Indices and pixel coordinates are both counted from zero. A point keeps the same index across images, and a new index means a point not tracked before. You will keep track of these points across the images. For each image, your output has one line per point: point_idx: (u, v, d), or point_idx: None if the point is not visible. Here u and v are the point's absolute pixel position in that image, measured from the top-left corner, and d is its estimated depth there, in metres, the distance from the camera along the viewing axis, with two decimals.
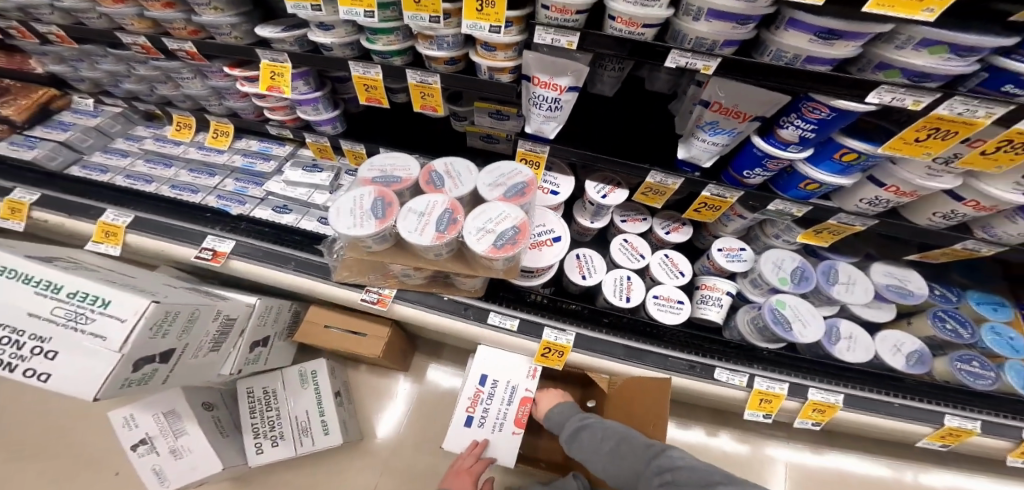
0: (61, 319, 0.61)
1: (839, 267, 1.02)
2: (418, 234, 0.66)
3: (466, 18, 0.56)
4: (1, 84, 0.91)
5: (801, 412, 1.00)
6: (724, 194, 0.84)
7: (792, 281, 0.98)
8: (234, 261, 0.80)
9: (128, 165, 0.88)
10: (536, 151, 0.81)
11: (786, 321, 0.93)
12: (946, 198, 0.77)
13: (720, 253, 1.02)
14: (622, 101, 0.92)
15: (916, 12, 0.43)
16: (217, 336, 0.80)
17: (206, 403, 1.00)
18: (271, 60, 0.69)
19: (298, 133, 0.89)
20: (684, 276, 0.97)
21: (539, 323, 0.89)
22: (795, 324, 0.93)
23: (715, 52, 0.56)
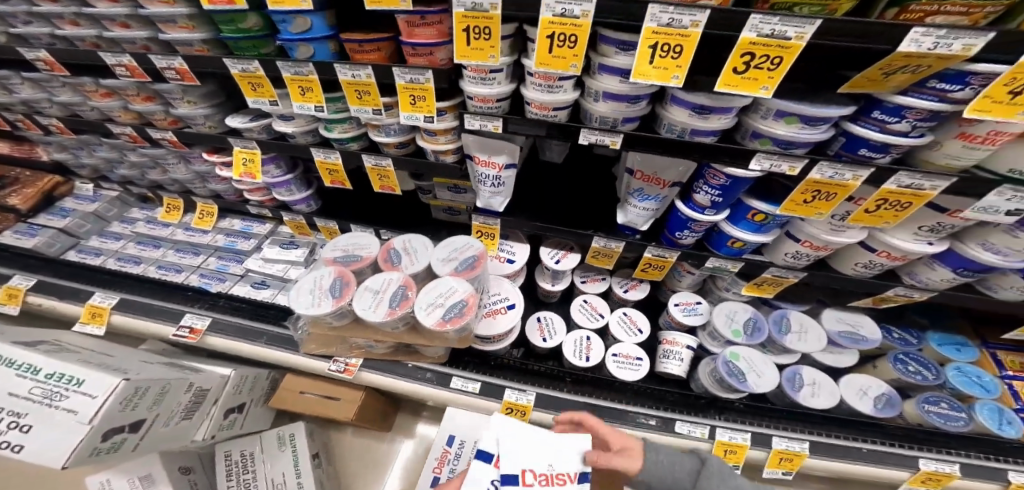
0: (38, 398, 0.67)
1: (790, 316, 1.08)
2: (371, 310, 0.73)
3: (402, 110, 0.65)
4: (11, 172, 1.02)
5: (769, 462, 0.98)
6: (664, 255, 0.90)
7: (744, 332, 1.03)
8: (210, 337, 0.86)
9: (120, 247, 0.97)
10: (490, 223, 0.89)
11: (740, 373, 0.97)
12: (862, 249, 0.85)
13: (677, 307, 1.08)
14: (570, 166, 1.02)
15: (755, 90, 0.53)
16: (189, 408, 0.85)
17: (183, 468, 1.01)
18: (242, 147, 0.79)
19: (276, 212, 0.98)
20: (642, 333, 1.01)
21: (500, 386, 0.94)
22: (748, 375, 0.97)
23: (618, 127, 0.67)
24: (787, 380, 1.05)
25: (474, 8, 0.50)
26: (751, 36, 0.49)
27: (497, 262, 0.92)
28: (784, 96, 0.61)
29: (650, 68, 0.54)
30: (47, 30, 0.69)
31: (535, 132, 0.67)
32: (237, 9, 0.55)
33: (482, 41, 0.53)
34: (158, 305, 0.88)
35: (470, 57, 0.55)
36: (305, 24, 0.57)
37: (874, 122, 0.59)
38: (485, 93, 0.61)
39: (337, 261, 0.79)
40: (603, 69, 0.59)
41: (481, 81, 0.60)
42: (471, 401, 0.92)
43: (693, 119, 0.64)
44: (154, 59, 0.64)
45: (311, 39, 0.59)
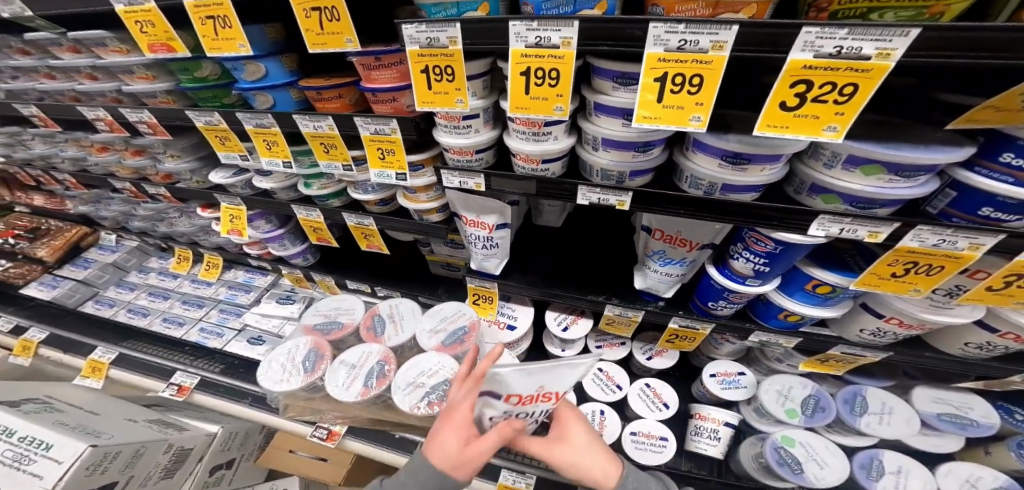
0: (7, 461, 0.67)
1: (865, 392, 0.85)
2: (342, 390, 0.65)
3: (372, 167, 0.57)
4: (45, 224, 1.08)
5: None
6: (695, 325, 0.74)
7: (804, 413, 0.81)
8: (196, 395, 0.82)
9: (133, 297, 0.96)
10: (487, 285, 0.78)
11: (794, 463, 0.77)
12: (976, 328, 0.64)
13: (713, 378, 0.87)
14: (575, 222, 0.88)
15: (816, 132, 0.37)
16: (170, 469, 0.81)
17: None
18: (230, 203, 0.77)
19: (275, 264, 0.93)
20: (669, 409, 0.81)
21: (495, 464, 0.80)
22: (806, 465, 0.76)
23: (625, 183, 0.53)
24: (859, 467, 0.80)
25: (430, 45, 0.41)
26: (805, 58, 0.33)
27: (496, 329, 0.80)
28: (856, 135, 0.43)
29: (657, 106, 0.39)
30: (33, 86, 0.72)
31: (523, 188, 0.56)
32: (181, 57, 0.51)
33: (447, 82, 0.44)
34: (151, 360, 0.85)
35: (436, 103, 0.46)
36: (259, 71, 0.51)
37: (1008, 170, 0.40)
38: (460, 143, 0.51)
39: (317, 330, 0.73)
40: (597, 109, 0.46)
41: (454, 130, 0.51)
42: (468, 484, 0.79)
43: (723, 173, 0.47)
44: (126, 113, 0.65)
45: (270, 87, 0.52)
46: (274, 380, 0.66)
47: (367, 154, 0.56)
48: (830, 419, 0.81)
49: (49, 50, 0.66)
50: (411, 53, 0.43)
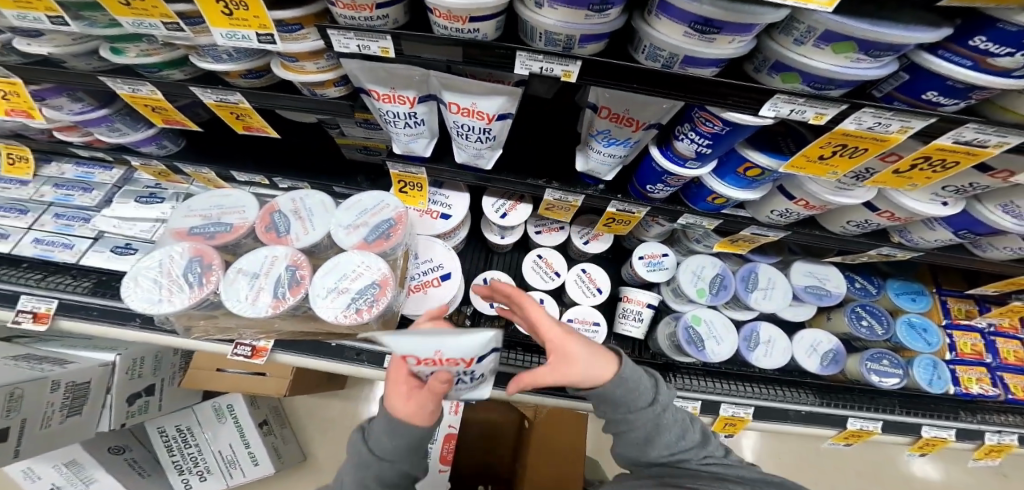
0: None
1: (863, 310, 1.04)
2: (489, 307, 1.01)
3: (788, 165, 0.66)
4: None
5: (835, 436, 1.02)
6: (895, 252, 0.95)
7: (825, 361, 1.02)
8: (59, 319, 0.93)
9: (35, 193, 1.06)
10: (630, 211, 0.88)
11: (824, 359, 1.02)
12: None
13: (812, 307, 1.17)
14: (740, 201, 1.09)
15: (913, 182, 0.66)
16: (69, 408, 0.98)
17: (111, 448, 1.39)
18: (403, 171, 0.86)
19: (109, 153, 0.96)
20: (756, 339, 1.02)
21: None
22: (826, 360, 1.02)
23: (872, 220, 0.82)
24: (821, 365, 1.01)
25: (874, 128, 0.57)
26: (945, 141, 0.57)
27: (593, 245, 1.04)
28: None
29: (958, 158, 0.60)
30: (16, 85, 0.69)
31: (855, 197, 0.73)
32: (405, 108, 0.70)
33: (935, 171, 0.64)
34: (321, 344, 0.96)
35: (809, 167, 0.67)
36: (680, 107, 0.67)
37: None
38: (843, 194, 0.73)
39: (441, 282, 0.89)
40: (909, 71, 0.52)
41: (843, 184, 0.72)
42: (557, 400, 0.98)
43: (838, 187, 0.73)
44: (374, 102, 0.71)
45: (652, 126, 0.71)
46: (152, 302, 0.71)
47: (795, 157, 0.65)
48: (837, 370, 1.02)
49: (155, 79, 0.69)
50: (840, 129, 0.59)
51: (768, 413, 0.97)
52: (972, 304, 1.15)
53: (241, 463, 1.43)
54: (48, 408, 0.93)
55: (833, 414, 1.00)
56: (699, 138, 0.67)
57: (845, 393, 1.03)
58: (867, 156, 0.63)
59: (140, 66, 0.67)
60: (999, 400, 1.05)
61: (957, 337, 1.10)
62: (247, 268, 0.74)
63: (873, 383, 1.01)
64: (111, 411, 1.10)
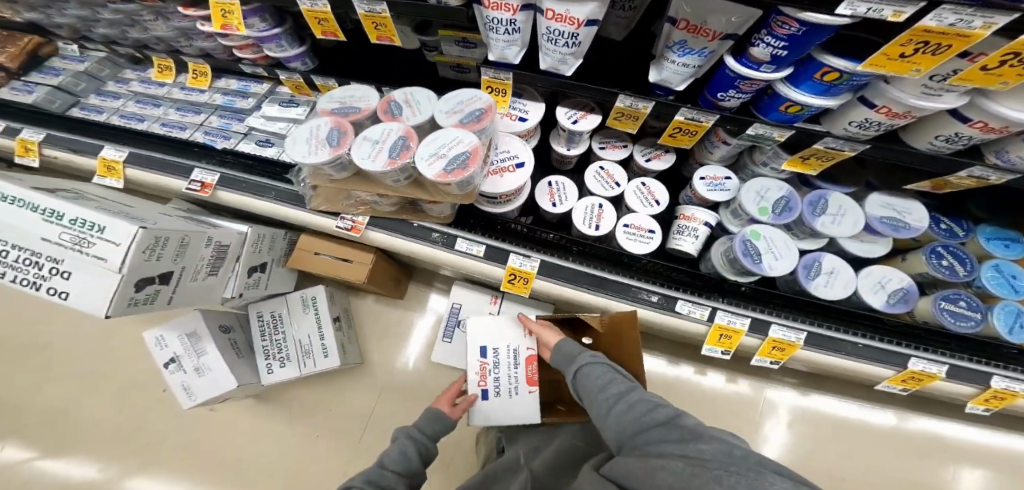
0: (66, 243, 0.99)
1: (943, 251, 1.00)
2: (551, 206, 1.04)
3: (864, 66, 0.66)
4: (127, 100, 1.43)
5: (892, 377, 1.00)
6: (987, 176, 0.87)
7: (890, 298, 1.01)
8: (219, 191, 1.18)
9: (209, 99, 1.34)
10: (696, 120, 0.93)
11: (890, 296, 1.00)
12: None
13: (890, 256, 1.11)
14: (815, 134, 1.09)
15: (1004, 81, 0.62)
16: (213, 266, 1.16)
17: (222, 327, 1.33)
18: (493, 77, 1.00)
19: (272, 68, 1.22)
20: (821, 267, 1.02)
21: (675, 298, 1.00)
22: (890, 295, 1.01)
23: (960, 132, 0.78)
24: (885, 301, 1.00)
25: (954, 24, 0.54)
26: None
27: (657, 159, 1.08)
28: None
29: None
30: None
31: (942, 104, 0.70)
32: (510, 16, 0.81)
33: None
34: (407, 224, 1.07)
35: (889, 67, 0.65)
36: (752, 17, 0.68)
37: None
38: (928, 102, 0.70)
39: (515, 169, 1.00)
40: None
41: (929, 91, 0.69)
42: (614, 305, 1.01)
43: (926, 93, 0.70)
44: (485, 14, 0.82)
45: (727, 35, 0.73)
46: (304, 154, 0.91)
47: (871, 58, 0.64)
48: (906, 310, 1.00)
49: None
50: (919, 27, 0.56)
51: (823, 342, 0.98)
52: None
53: (314, 355, 1.34)
54: (200, 262, 1.12)
55: (893, 352, 0.98)
56: (775, 42, 0.70)
57: (909, 335, 1.01)
58: (951, 54, 0.59)
59: None
60: None
61: None
62: (370, 136, 0.92)
63: (948, 329, 0.96)
64: (237, 277, 1.21)
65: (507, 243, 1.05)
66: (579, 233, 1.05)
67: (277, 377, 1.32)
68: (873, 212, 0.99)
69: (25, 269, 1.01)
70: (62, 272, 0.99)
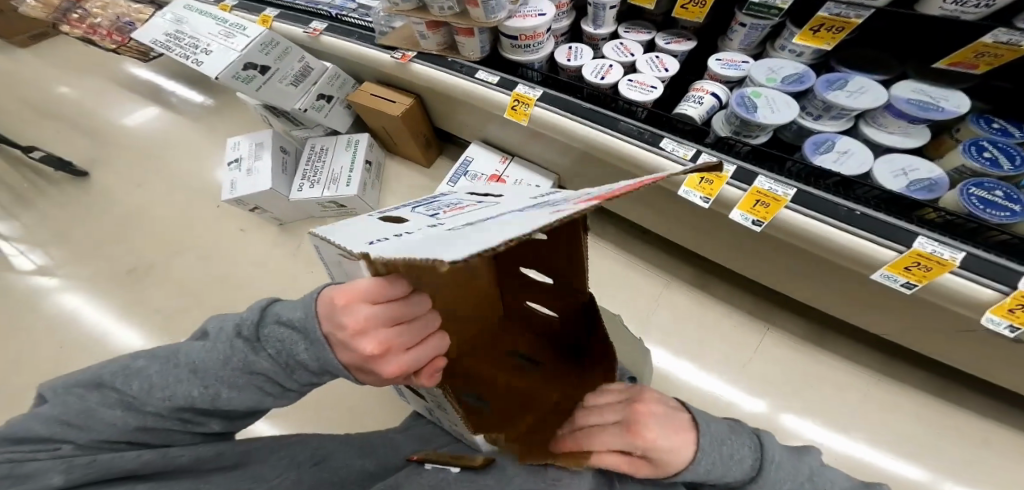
0: (219, 34, 1.32)
1: (988, 143, 0.87)
2: (567, 61, 1.20)
3: None
4: None
5: (893, 264, 0.86)
6: (1013, 43, 0.76)
7: (911, 184, 0.90)
8: (323, 35, 1.50)
9: None
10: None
11: (914, 183, 0.90)
12: None
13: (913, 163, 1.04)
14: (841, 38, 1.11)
15: None
16: (297, 79, 1.43)
17: (282, 148, 1.56)
18: None
19: None
20: (829, 146, 0.97)
21: (661, 136, 1.06)
22: (913, 182, 0.90)
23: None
24: (907, 186, 0.90)
25: None
26: None
27: (675, 44, 1.18)
28: None
29: None
30: None
31: None
32: None
33: None
34: (446, 60, 1.30)
35: None
36: None
37: None
38: None
39: (537, 16, 1.12)
40: None
41: None
42: (599, 135, 1.10)
43: None
44: None
45: None
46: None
47: None
48: (928, 199, 0.88)
49: None
50: None
51: (806, 200, 0.91)
52: None
53: (339, 183, 1.50)
54: (288, 73, 1.41)
55: (893, 227, 0.87)
56: None
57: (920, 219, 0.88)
58: None
59: None
60: None
61: None
62: None
63: (976, 217, 0.82)
64: (306, 96, 1.47)
65: (521, 80, 1.24)
66: (584, 83, 1.18)
67: (304, 193, 1.48)
68: (900, 93, 0.92)
69: (185, 49, 1.29)
70: (206, 51, 1.27)
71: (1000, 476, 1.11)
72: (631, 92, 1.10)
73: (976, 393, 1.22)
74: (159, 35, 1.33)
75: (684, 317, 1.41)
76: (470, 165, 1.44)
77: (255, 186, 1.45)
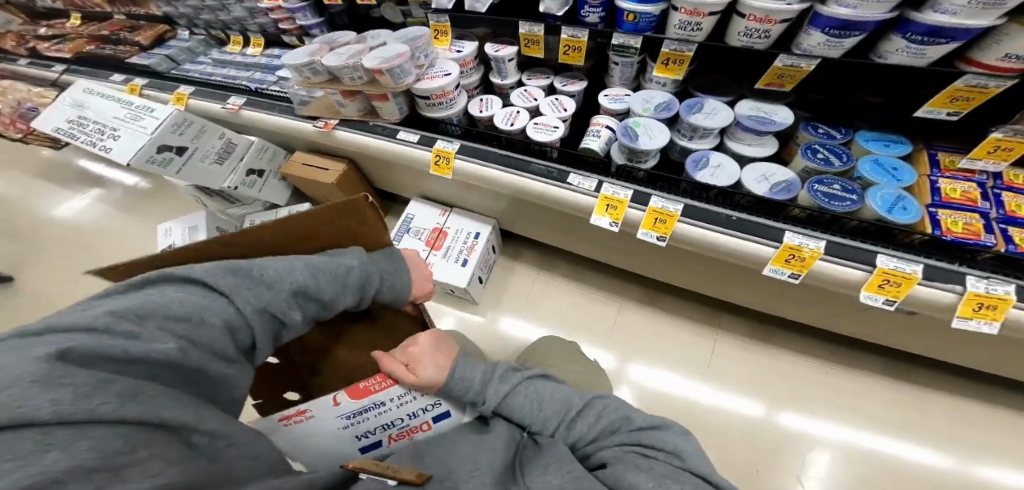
0: (126, 117, 1.27)
1: (817, 148, 1.12)
2: (480, 112, 1.30)
3: None
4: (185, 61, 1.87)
5: (776, 258, 1.02)
6: (797, 65, 1.03)
7: (774, 186, 1.08)
8: (244, 111, 1.51)
9: (237, 59, 1.73)
10: (577, 36, 1.18)
11: (773, 184, 1.08)
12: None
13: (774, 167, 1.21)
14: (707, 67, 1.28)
15: None
16: (218, 157, 1.45)
17: (218, 228, 1.57)
18: (438, 21, 1.32)
19: (300, 39, 1.63)
20: (704, 160, 1.14)
21: (569, 172, 1.17)
22: (772, 183, 1.08)
23: (750, 30, 1.02)
24: (769, 187, 1.07)
25: None
26: None
27: (571, 86, 1.32)
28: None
29: None
30: None
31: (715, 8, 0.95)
32: None
33: None
34: (369, 124, 1.38)
35: None
36: None
37: None
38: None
39: (443, 76, 1.22)
40: None
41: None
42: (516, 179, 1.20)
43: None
44: None
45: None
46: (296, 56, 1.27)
47: None
48: (789, 198, 1.06)
49: None
50: None
51: (697, 214, 1.05)
52: (970, 187, 1.06)
53: None
54: (210, 152, 1.42)
55: (768, 226, 1.04)
56: None
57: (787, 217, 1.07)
58: None
59: None
60: (997, 250, 0.97)
61: (942, 214, 1.02)
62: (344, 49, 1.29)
63: (825, 209, 1.02)
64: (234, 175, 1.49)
65: (440, 136, 1.33)
66: (497, 132, 1.29)
67: None
68: (743, 112, 1.14)
69: (91, 135, 1.23)
70: (116, 136, 1.22)
71: (904, 422, 1.27)
72: (536, 133, 1.22)
73: (876, 355, 1.39)
74: (59, 122, 1.25)
75: (628, 331, 1.51)
76: (410, 219, 1.51)
77: None
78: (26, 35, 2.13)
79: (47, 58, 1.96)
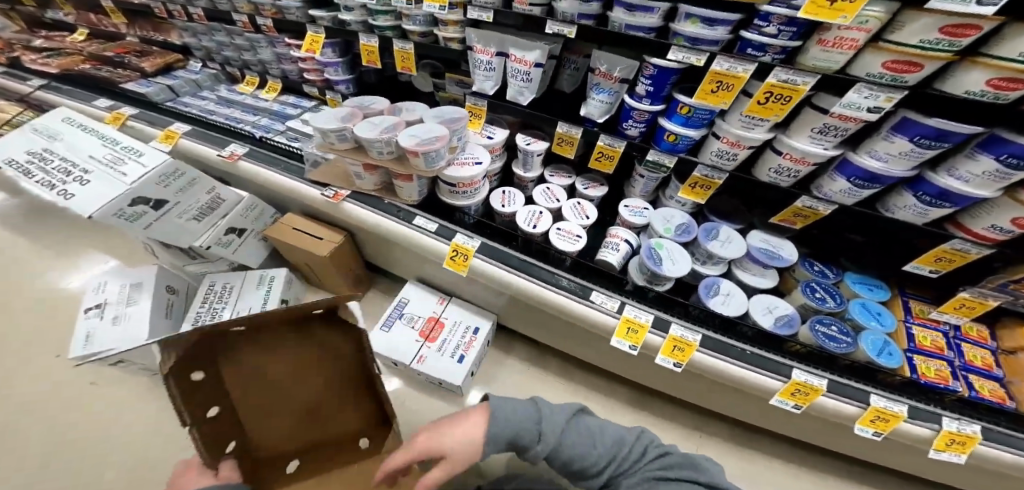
0: (104, 161, 1.09)
1: (816, 285, 1.19)
2: (501, 207, 1.26)
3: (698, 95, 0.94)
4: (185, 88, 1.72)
5: (784, 390, 1.06)
6: (816, 207, 1.05)
7: (779, 320, 1.14)
8: (239, 161, 1.35)
9: (244, 98, 1.61)
10: (614, 148, 1.18)
11: (778, 318, 1.14)
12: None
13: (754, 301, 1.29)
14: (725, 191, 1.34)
15: (770, 116, 0.90)
16: (199, 214, 1.29)
17: (168, 287, 1.40)
18: (475, 103, 1.27)
19: (321, 90, 1.54)
20: (718, 288, 1.18)
21: (588, 287, 1.17)
22: (779, 317, 1.14)
23: (778, 165, 1.02)
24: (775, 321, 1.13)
25: (729, 69, 0.86)
26: (773, 80, 0.83)
27: (594, 191, 1.33)
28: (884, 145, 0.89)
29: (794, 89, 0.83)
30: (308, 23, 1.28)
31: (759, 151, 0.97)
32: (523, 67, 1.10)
33: (781, 103, 0.86)
34: (380, 202, 1.28)
35: (709, 99, 0.93)
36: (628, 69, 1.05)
37: (931, 144, 0.81)
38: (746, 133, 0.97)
39: (474, 166, 1.18)
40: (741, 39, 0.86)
41: (748, 126, 0.96)
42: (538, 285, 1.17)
43: (745, 127, 0.97)
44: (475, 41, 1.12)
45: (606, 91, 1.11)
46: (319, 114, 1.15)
47: (699, 90, 0.94)
48: (791, 334, 1.12)
49: (376, 28, 1.24)
50: (714, 70, 0.87)
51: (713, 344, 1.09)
52: (941, 338, 1.16)
53: None
54: (192, 207, 1.26)
55: (776, 361, 1.09)
56: (647, 82, 1.01)
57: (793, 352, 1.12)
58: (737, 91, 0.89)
59: (378, 23, 1.22)
60: (962, 394, 1.06)
61: (918, 359, 1.11)
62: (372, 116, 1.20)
63: (828, 347, 1.07)
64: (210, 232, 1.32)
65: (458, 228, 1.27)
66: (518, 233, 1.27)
67: None
68: (754, 243, 1.20)
69: (50, 174, 1.03)
70: (83, 181, 1.04)
71: None
72: (561, 242, 1.19)
73: None
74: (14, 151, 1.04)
75: None
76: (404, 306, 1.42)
77: (127, 337, 1.25)
78: (15, 42, 1.93)
79: (27, 68, 1.75)
